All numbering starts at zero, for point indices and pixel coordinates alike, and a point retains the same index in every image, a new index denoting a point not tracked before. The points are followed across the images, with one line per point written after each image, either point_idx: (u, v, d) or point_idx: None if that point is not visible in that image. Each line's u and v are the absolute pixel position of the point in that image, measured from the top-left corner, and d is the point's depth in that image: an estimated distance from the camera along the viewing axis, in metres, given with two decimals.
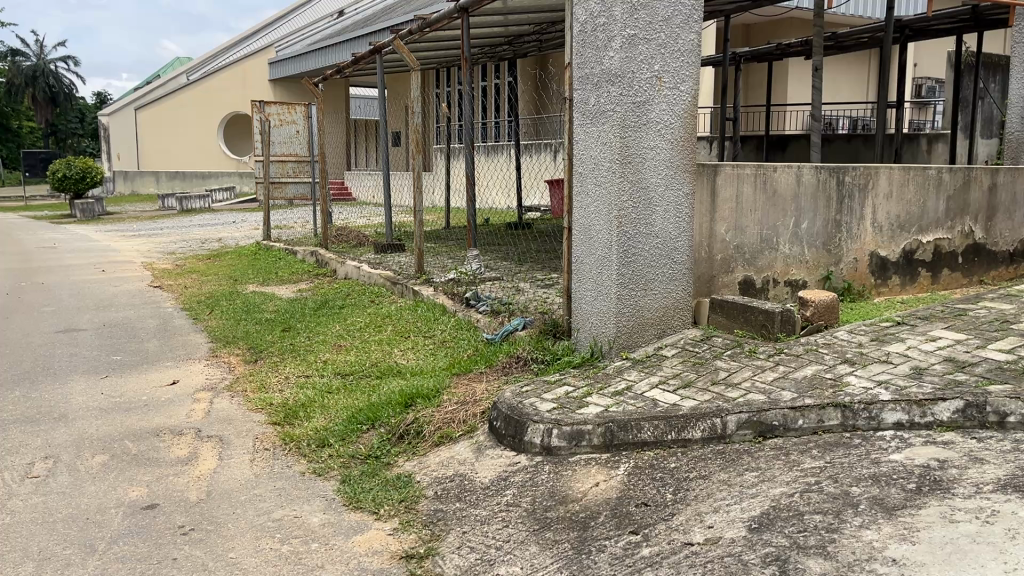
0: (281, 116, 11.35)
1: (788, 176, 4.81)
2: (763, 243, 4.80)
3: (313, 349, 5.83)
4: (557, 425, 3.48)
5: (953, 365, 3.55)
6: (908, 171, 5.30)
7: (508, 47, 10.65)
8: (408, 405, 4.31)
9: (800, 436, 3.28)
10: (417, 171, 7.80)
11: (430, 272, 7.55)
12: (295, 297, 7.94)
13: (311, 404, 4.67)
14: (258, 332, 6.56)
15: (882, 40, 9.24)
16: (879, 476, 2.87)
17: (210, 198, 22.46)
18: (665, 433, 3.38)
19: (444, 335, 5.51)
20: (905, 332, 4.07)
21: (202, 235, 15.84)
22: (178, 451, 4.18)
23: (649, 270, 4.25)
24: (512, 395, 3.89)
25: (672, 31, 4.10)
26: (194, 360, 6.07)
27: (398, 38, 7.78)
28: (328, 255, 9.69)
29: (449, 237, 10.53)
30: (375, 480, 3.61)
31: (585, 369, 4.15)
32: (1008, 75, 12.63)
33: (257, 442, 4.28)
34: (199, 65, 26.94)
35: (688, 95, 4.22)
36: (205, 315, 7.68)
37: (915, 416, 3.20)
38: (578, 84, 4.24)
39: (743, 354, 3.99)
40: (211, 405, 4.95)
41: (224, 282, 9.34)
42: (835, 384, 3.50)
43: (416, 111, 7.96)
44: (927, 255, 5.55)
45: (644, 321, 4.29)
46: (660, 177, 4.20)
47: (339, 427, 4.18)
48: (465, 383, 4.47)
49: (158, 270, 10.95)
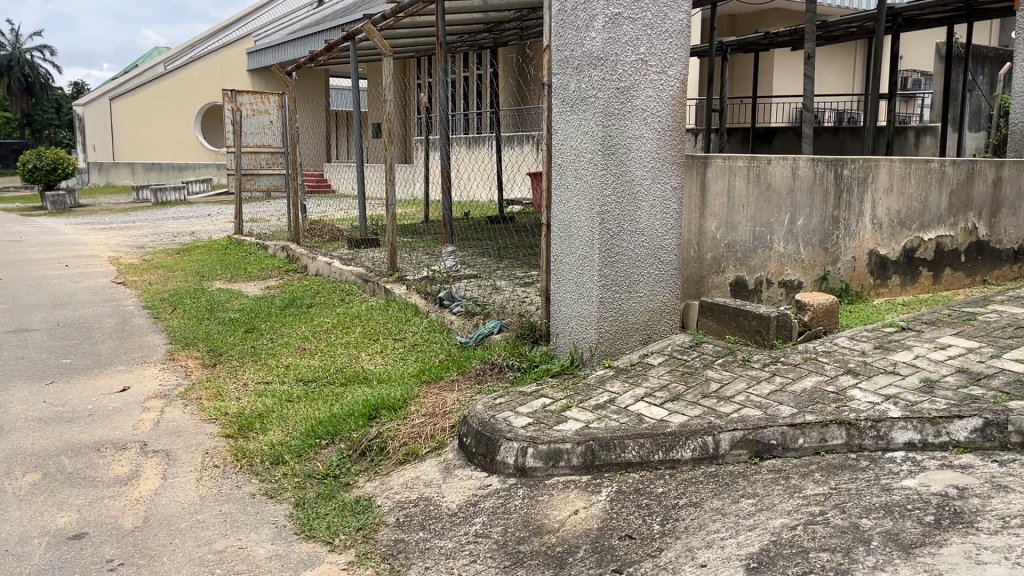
0: (253, 105, 10.86)
1: (783, 170, 4.49)
2: (756, 241, 4.48)
3: (274, 352, 5.46)
4: (533, 443, 3.14)
5: (968, 378, 3.24)
6: (910, 164, 5.00)
7: (489, 35, 10.28)
8: (372, 417, 3.96)
9: (800, 457, 2.96)
10: (391, 164, 7.38)
11: (403, 267, 7.18)
12: (262, 295, 7.56)
13: (268, 415, 4.31)
14: (219, 333, 6.18)
15: (874, 30, 8.92)
16: (892, 506, 2.55)
17: (185, 190, 21.88)
18: (651, 453, 3.05)
19: (415, 338, 5.16)
20: (911, 339, 3.75)
21: (174, 228, 15.38)
22: (118, 468, 3.81)
23: (635, 271, 3.92)
24: (484, 408, 3.54)
25: (659, 10, 3.76)
26: (150, 363, 5.68)
27: (369, 22, 7.32)
28: (299, 251, 9.30)
29: (427, 231, 10.15)
30: (331, 504, 3.25)
31: (564, 378, 3.81)
32: (996, 67, 12.39)
33: (207, 458, 3.92)
34: (176, 55, 26.38)
35: (676, 80, 3.88)
36: (166, 314, 7.28)
37: (929, 436, 2.89)
38: (557, 68, 3.89)
39: (736, 363, 3.66)
40: (162, 415, 4.57)
41: (191, 278, 8.92)
42: (838, 398, 3.17)
43: (388, 101, 7.45)
44: (929, 253, 5.26)
45: (629, 326, 3.95)
46: (647, 169, 3.87)
47: (295, 442, 3.83)
48: (435, 392, 4.12)
49: (123, 265, 10.55)
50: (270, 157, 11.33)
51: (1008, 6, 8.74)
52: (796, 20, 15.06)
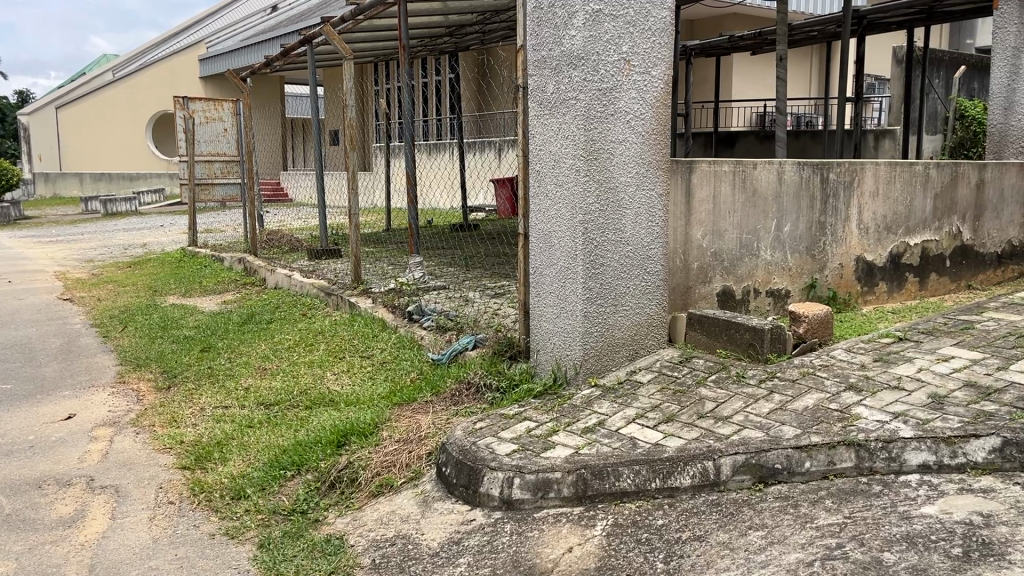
0: (207, 112, 10.52)
1: (769, 174, 4.32)
2: (742, 249, 4.30)
3: (234, 373, 5.13)
4: (519, 473, 2.90)
5: (978, 393, 3.08)
6: (895, 167, 4.88)
7: (450, 39, 10.03)
8: (341, 445, 3.69)
9: (807, 482, 2.76)
10: (353, 172, 7.08)
11: (368, 280, 6.90)
12: (219, 311, 7.22)
13: (227, 443, 4.02)
14: (174, 352, 5.83)
15: (840, 34, 8.84)
16: (914, 537, 2.35)
17: (137, 200, 21.20)
18: (647, 482, 2.82)
19: (383, 356, 4.89)
20: (911, 351, 3.60)
21: (125, 240, 14.82)
22: (62, 509, 3.48)
23: (620, 283, 3.70)
24: (463, 434, 3.28)
25: (641, 7, 3.56)
26: (98, 387, 5.30)
27: (328, 24, 7.00)
28: (257, 263, 8.96)
29: (390, 240, 9.89)
30: (300, 545, 2.97)
31: (549, 399, 3.58)
32: (952, 70, 12.47)
33: (160, 494, 3.60)
34: (126, 63, 25.70)
35: (660, 81, 3.67)
36: (116, 333, 6.89)
37: (944, 457, 2.72)
38: (533, 70, 3.67)
39: (730, 380, 3.46)
40: (111, 446, 4.23)
41: (143, 293, 8.52)
42: (843, 417, 2.98)
43: (350, 106, 7.12)
44: (915, 258, 5.16)
45: (614, 342, 3.74)
46: (631, 175, 3.66)
47: (258, 474, 3.56)
48: (408, 415, 3.86)
49: (71, 280, 10.07)
50: (226, 165, 10.93)
51: (969, 8, 8.75)
52: (756, 25, 15.10)
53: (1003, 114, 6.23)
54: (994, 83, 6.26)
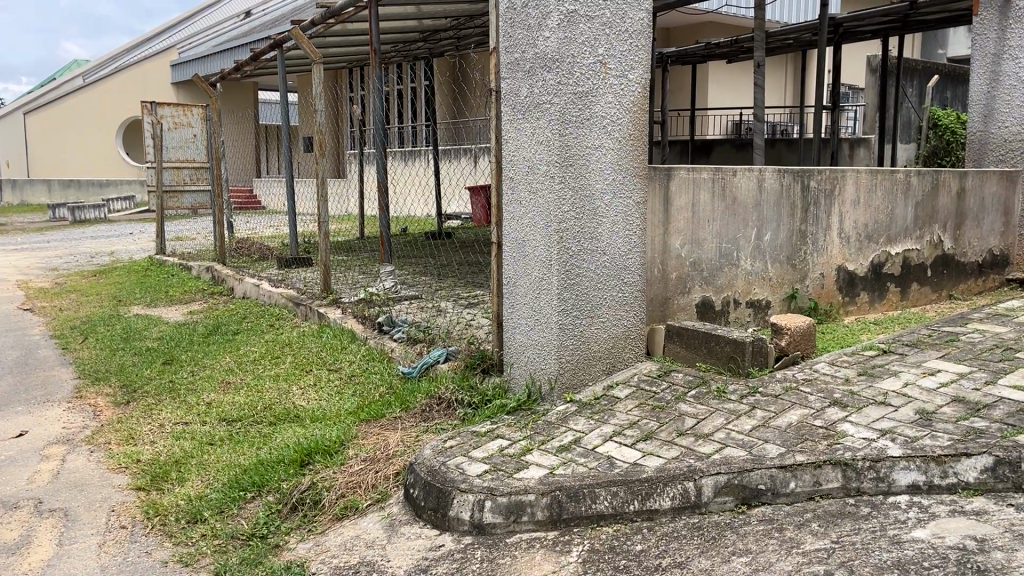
0: (175, 117, 10.29)
1: (749, 182, 4.22)
2: (722, 258, 4.20)
3: (196, 388, 4.92)
4: (491, 495, 2.74)
5: (966, 409, 2.97)
6: (876, 175, 4.81)
7: (424, 44, 9.88)
8: (305, 464, 3.52)
9: (792, 503, 2.64)
10: (323, 179, 6.89)
11: (338, 289, 6.72)
12: (184, 321, 7.00)
13: (186, 462, 3.83)
14: (135, 365, 5.61)
15: (817, 43, 8.79)
16: (905, 564, 2.22)
17: (106, 207, 20.81)
18: (625, 504, 2.68)
19: (352, 369, 4.72)
20: (896, 364, 3.50)
21: (92, 248, 14.49)
22: (5, 535, 3.28)
23: (596, 294, 3.57)
24: (432, 453, 3.12)
25: (617, 8, 3.43)
26: (53, 403, 5.07)
27: (298, 27, 6.80)
28: (225, 271, 8.74)
29: (362, 249, 9.71)
30: (258, 572, 2.78)
31: (523, 415, 3.43)
32: (926, 79, 12.51)
33: (111, 517, 3.40)
34: (96, 68, 25.29)
35: (637, 84, 3.55)
36: (76, 344, 6.65)
37: (934, 477, 2.61)
38: (505, 72, 3.54)
39: (711, 396, 3.33)
40: (62, 465, 4.03)
41: (106, 303, 8.27)
42: (829, 435, 2.86)
43: (319, 111, 6.94)
44: (896, 268, 5.09)
45: (591, 355, 3.60)
46: (607, 182, 3.53)
47: (217, 495, 3.38)
48: (376, 433, 3.69)
49: (32, 290, 9.77)
50: (195, 171, 10.66)
51: (945, 16, 8.74)
52: (732, 32, 15.12)
53: (982, 122, 6.19)
54: (972, 90, 6.23)
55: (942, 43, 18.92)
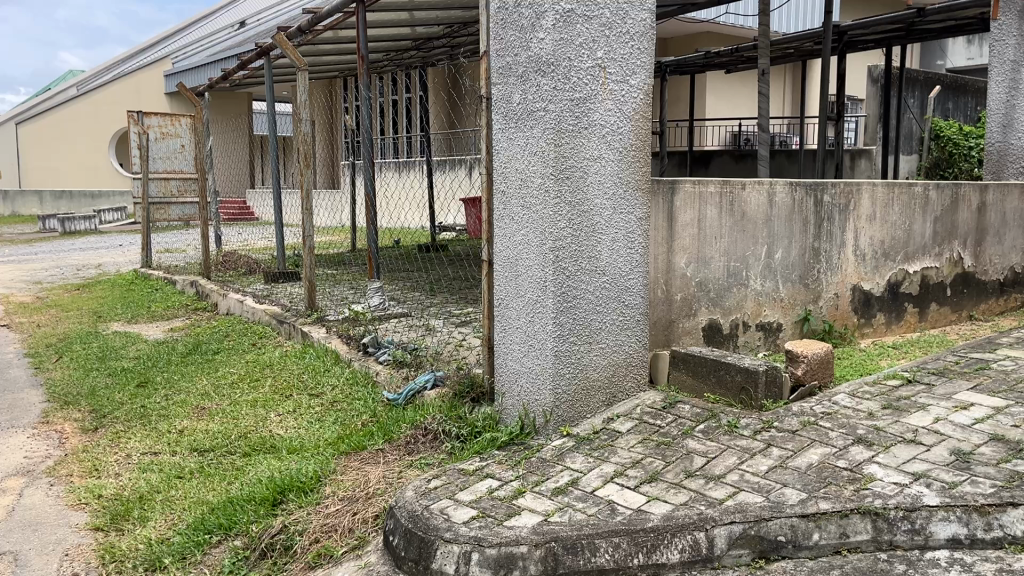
0: (163, 128, 9.92)
1: (759, 196, 3.95)
2: (730, 278, 3.92)
3: (168, 415, 4.60)
4: (478, 547, 2.42)
5: (1007, 449, 2.70)
6: (893, 189, 4.54)
7: (419, 53, 9.62)
8: (277, 503, 3.21)
9: (816, 557, 2.35)
10: (308, 190, 6.61)
11: (325, 306, 6.44)
12: (163, 340, 6.69)
13: (150, 498, 3.52)
14: (106, 389, 5.28)
15: (821, 53, 8.51)
16: None
17: (97, 219, 20.47)
18: (629, 557, 2.38)
19: (335, 394, 4.43)
20: (924, 397, 3.22)
21: (78, 260, 14.18)
22: None
23: (596, 317, 3.29)
24: (414, 495, 2.81)
25: (618, 7, 3.17)
26: (17, 430, 4.74)
27: (282, 33, 6.45)
28: (210, 286, 8.45)
29: (353, 262, 9.46)
30: None
31: (516, 451, 3.14)
32: (927, 91, 12.29)
33: (65, 563, 3.09)
34: (91, 78, 25.04)
35: (639, 91, 3.29)
36: (49, 364, 6.33)
37: (977, 531, 2.33)
38: (496, 78, 3.26)
39: (722, 431, 3.05)
40: (18, 501, 3.71)
41: (86, 319, 7.97)
42: (856, 479, 2.58)
43: (303, 120, 6.67)
44: (914, 287, 4.82)
45: (589, 384, 3.31)
46: (607, 196, 3.25)
47: (179, 539, 3.07)
48: (356, 468, 3.39)
49: (13, 304, 9.47)
50: (183, 183, 10.35)
51: (952, 24, 8.47)
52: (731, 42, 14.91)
53: (1002, 132, 5.94)
54: (990, 100, 5.98)
55: (942, 55, 18.77)
